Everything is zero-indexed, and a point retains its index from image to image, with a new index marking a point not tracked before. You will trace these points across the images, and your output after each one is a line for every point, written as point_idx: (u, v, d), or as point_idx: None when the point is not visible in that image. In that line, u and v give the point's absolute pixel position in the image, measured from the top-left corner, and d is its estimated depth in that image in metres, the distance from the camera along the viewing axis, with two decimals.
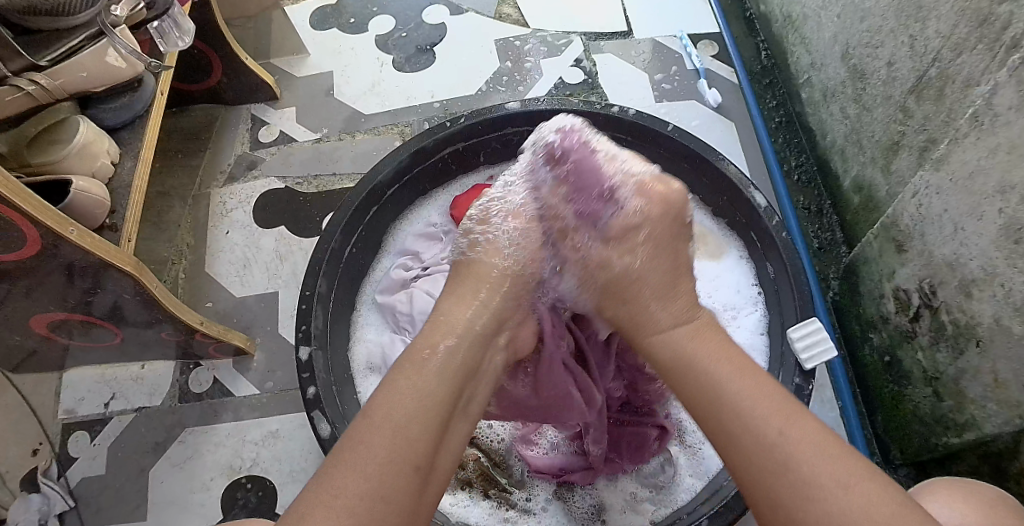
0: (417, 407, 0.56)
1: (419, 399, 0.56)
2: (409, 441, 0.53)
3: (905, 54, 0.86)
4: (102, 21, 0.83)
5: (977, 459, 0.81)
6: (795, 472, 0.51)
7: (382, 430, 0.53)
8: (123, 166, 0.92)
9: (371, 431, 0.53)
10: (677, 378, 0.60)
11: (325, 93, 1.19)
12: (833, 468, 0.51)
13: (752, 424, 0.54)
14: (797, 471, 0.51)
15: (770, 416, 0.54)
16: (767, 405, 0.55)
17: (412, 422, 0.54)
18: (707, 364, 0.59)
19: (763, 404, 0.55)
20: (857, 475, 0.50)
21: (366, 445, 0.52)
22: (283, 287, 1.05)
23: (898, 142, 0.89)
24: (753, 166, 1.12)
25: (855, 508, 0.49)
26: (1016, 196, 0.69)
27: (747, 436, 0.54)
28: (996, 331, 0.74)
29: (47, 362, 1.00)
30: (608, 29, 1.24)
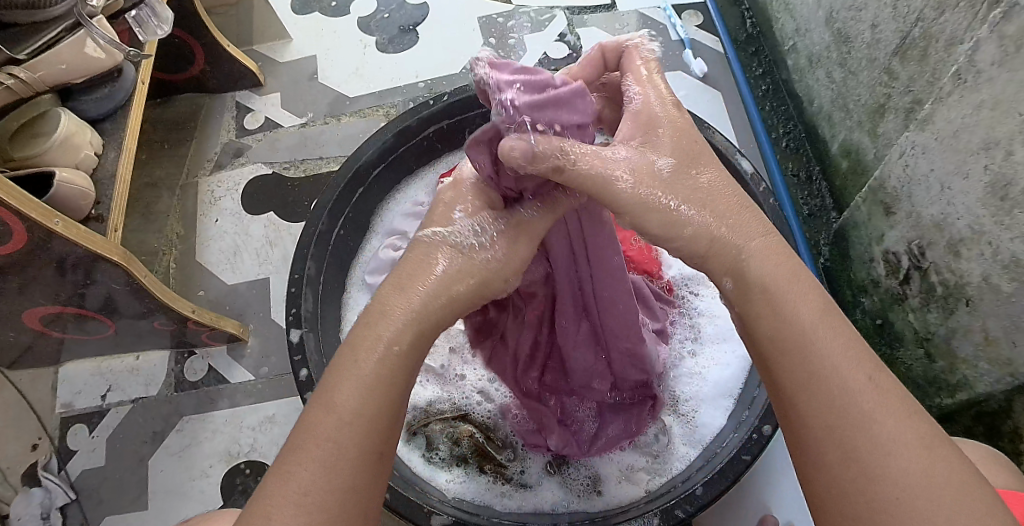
0: (364, 399, 0.48)
1: (368, 389, 0.48)
2: (367, 432, 0.48)
3: (888, 15, 0.86)
4: (78, 12, 0.83)
5: (971, 419, 0.81)
6: (857, 460, 0.45)
7: (349, 427, 0.47)
8: (107, 157, 0.91)
9: (333, 426, 0.47)
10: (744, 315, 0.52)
11: (308, 77, 1.18)
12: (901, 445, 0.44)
13: (822, 380, 0.47)
14: (865, 444, 0.45)
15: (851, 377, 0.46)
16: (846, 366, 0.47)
17: (361, 415, 0.48)
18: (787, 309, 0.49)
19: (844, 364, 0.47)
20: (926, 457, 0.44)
21: (328, 439, 0.47)
22: (274, 273, 1.05)
23: (884, 104, 0.89)
24: (740, 134, 1.12)
25: (918, 493, 0.43)
26: (1001, 152, 0.69)
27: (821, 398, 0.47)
28: (984, 289, 0.74)
29: (42, 357, 1.00)
30: (592, 2, 1.23)
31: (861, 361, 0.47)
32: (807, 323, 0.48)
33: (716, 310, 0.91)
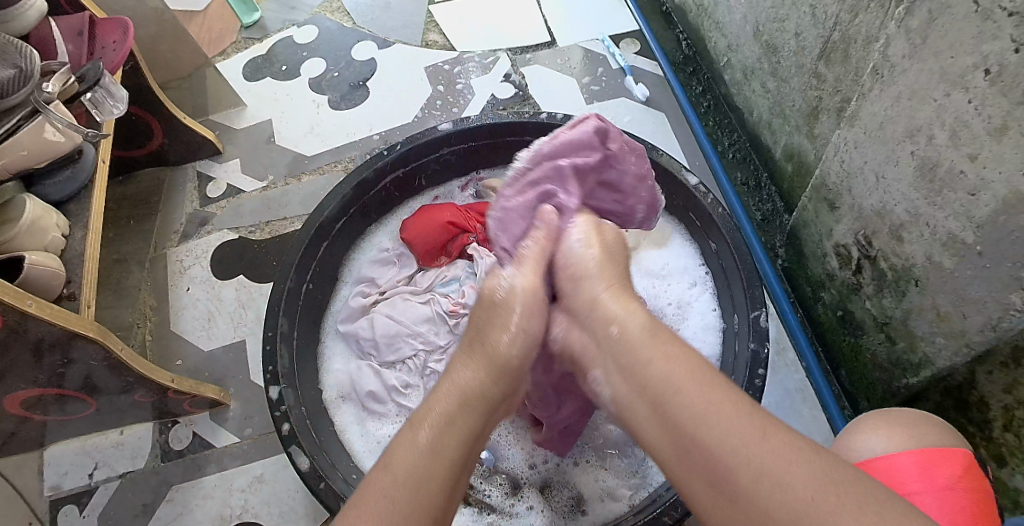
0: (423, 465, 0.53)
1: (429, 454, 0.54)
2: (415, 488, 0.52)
3: (808, 22, 0.90)
4: (35, 98, 0.86)
5: (940, 395, 0.83)
6: (730, 460, 0.48)
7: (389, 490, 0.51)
8: (74, 236, 0.93)
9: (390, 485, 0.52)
10: (656, 401, 0.54)
11: (266, 141, 1.22)
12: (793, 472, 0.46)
13: (712, 435, 0.49)
14: (771, 472, 0.46)
15: (740, 430, 0.49)
16: (723, 408, 0.50)
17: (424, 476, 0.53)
18: (666, 380, 0.54)
19: (721, 411, 0.50)
20: (813, 476, 0.46)
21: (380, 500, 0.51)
22: (250, 335, 1.06)
23: (817, 106, 0.92)
24: (688, 152, 1.16)
25: (795, 477, 0.46)
26: (923, 137, 0.73)
27: (735, 439, 0.48)
28: (930, 268, 0.77)
29: (26, 442, 0.99)
30: (532, 41, 1.28)
31: (744, 412, 0.50)
32: (639, 344, 0.57)
33: (684, 328, 0.93)
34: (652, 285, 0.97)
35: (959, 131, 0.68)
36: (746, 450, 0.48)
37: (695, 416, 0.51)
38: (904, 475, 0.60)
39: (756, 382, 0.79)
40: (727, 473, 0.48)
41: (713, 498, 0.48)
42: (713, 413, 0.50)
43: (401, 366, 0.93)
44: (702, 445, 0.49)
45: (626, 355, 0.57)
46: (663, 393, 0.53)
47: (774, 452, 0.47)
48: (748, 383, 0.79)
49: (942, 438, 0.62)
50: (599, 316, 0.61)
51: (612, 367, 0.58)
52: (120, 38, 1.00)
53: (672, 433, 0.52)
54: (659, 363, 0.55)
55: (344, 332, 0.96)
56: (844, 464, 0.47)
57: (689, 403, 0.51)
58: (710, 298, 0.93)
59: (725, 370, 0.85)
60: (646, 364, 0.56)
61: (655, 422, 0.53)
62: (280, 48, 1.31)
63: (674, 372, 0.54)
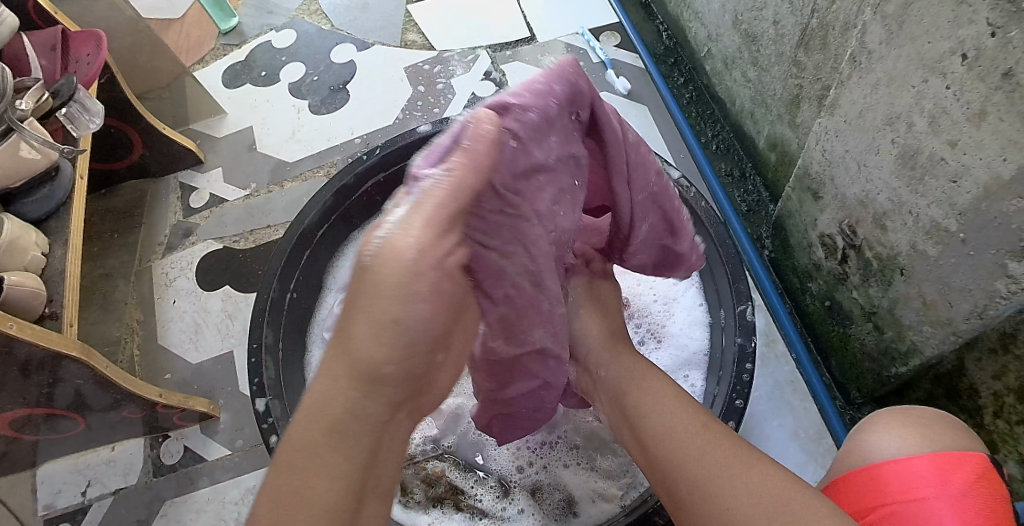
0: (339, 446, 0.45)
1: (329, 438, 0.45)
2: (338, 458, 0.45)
3: (786, 10, 0.89)
4: (9, 116, 0.85)
5: (930, 383, 0.83)
6: (681, 472, 0.59)
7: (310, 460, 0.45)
8: (55, 254, 0.92)
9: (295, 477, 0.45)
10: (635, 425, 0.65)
11: (248, 148, 1.21)
12: (729, 481, 0.56)
13: (671, 452, 0.60)
14: (713, 481, 0.56)
15: (694, 446, 0.59)
16: (686, 430, 0.61)
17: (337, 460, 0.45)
18: (642, 406, 0.65)
19: (684, 432, 0.61)
20: (746, 486, 0.55)
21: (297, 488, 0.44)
22: (237, 345, 1.06)
23: (798, 95, 0.92)
24: (672, 145, 1.16)
25: (729, 483, 0.56)
26: (903, 125, 0.72)
27: (689, 456, 0.59)
28: (915, 257, 0.76)
29: (17, 462, 0.99)
30: (512, 37, 1.27)
31: (702, 434, 0.60)
32: (623, 374, 0.68)
33: (671, 323, 0.92)
34: (635, 280, 0.96)
35: (939, 118, 0.67)
36: (694, 463, 0.58)
37: (662, 437, 0.61)
38: (920, 481, 0.58)
39: (743, 377, 0.79)
40: (676, 482, 0.59)
41: (668, 495, 0.60)
42: (676, 434, 0.61)
43: None
44: (662, 459, 0.61)
45: (614, 389, 0.69)
46: (638, 416, 0.65)
47: (715, 464, 0.57)
48: (736, 379, 0.79)
49: (954, 438, 0.61)
50: (593, 359, 0.71)
51: (604, 399, 0.70)
52: (93, 52, 0.99)
53: (643, 448, 0.63)
54: (640, 394, 0.66)
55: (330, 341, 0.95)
56: (773, 470, 0.56)
57: (654, 425, 0.63)
58: (694, 291, 0.93)
59: (713, 366, 0.85)
60: (628, 393, 0.67)
61: (637, 446, 0.64)
62: (258, 53, 1.30)
63: (647, 399, 0.65)
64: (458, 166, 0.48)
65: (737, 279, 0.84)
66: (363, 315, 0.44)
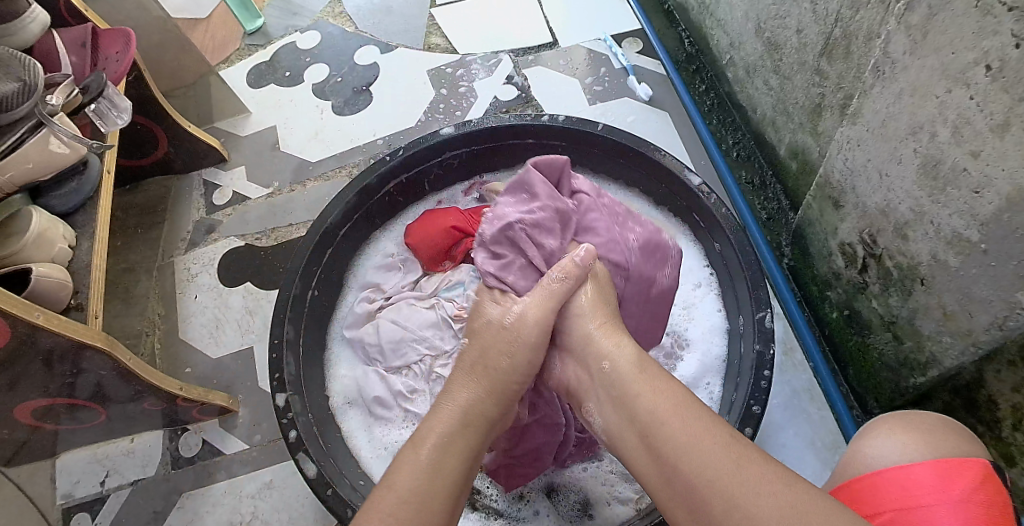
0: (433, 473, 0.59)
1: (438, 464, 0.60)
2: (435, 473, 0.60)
3: (809, 18, 0.90)
4: (39, 111, 0.86)
5: (949, 394, 0.83)
6: (709, 487, 0.54)
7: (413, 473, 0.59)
8: (81, 247, 0.94)
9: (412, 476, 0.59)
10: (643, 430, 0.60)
11: (271, 147, 1.22)
12: (763, 500, 0.52)
13: (694, 464, 0.55)
14: (741, 501, 0.53)
15: (720, 460, 0.55)
16: (707, 440, 0.56)
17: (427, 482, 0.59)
18: (653, 411, 0.60)
19: (704, 442, 0.56)
20: (782, 507, 0.52)
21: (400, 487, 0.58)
22: (257, 341, 1.07)
23: (820, 103, 0.92)
24: (692, 152, 1.16)
25: (763, 503, 0.52)
26: (926, 135, 0.73)
27: (713, 469, 0.55)
28: (935, 266, 0.76)
29: (38, 451, 1.00)
30: (534, 42, 1.28)
31: (727, 445, 0.56)
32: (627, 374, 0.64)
33: (690, 329, 0.92)
34: None
35: (962, 128, 0.68)
36: (721, 475, 0.54)
37: (678, 443, 0.57)
38: (918, 486, 0.57)
39: (761, 384, 0.79)
40: (703, 496, 0.54)
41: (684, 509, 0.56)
42: (698, 444, 0.56)
43: (408, 371, 0.93)
44: (683, 469, 0.56)
45: (617, 388, 0.64)
46: (647, 420, 0.60)
47: (748, 480, 0.54)
48: (754, 386, 0.79)
49: (957, 445, 0.60)
50: (593, 352, 0.67)
51: (604, 398, 0.65)
52: (123, 50, 1.01)
53: (654, 456, 0.59)
54: (649, 396, 0.61)
55: (350, 339, 0.96)
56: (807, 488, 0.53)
57: (672, 432, 0.58)
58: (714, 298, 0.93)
59: (731, 373, 0.85)
60: (634, 395, 0.62)
61: (649, 459, 0.59)
62: (282, 54, 1.31)
63: (658, 403, 0.60)
64: (571, 275, 0.72)
65: (757, 285, 0.84)
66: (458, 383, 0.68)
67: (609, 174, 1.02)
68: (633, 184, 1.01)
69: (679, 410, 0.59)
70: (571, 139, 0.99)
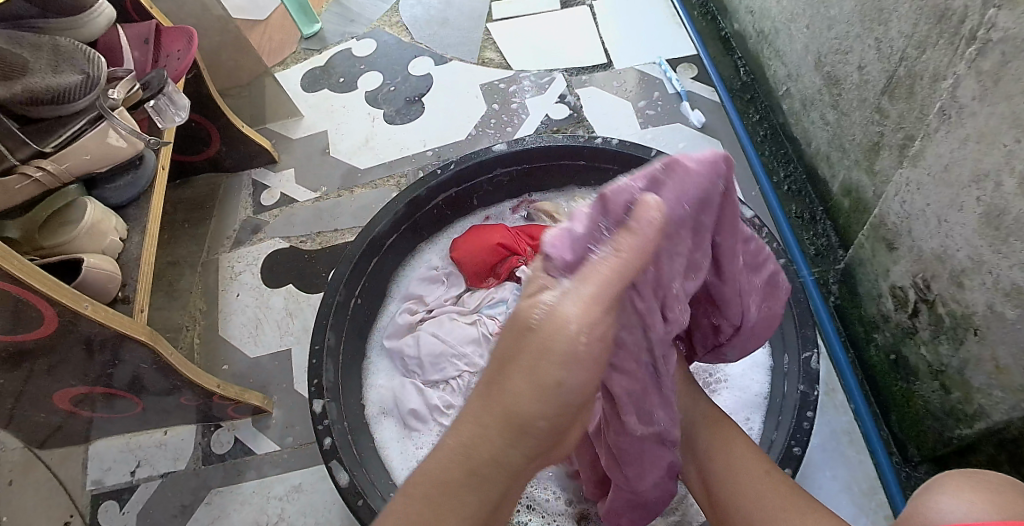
0: (451, 457, 0.48)
1: (452, 454, 0.48)
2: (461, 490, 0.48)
3: (873, 56, 0.89)
4: (100, 104, 0.88)
5: (993, 447, 0.79)
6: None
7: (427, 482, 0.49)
8: (131, 240, 0.95)
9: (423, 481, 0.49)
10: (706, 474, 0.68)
11: (321, 152, 1.24)
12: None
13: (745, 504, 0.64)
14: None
15: (765, 497, 0.63)
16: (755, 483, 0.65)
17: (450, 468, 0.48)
18: (708, 458, 0.68)
19: (752, 485, 0.65)
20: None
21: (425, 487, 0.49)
22: (295, 343, 1.07)
23: (878, 142, 0.90)
24: (742, 182, 1.15)
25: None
26: (990, 183, 0.71)
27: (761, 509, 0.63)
28: (991, 317, 0.75)
29: (73, 435, 1.02)
30: (589, 63, 1.28)
31: (771, 484, 0.64)
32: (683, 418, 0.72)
33: (734, 363, 0.91)
34: None
35: None
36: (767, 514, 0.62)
37: (730, 485, 0.66)
38: None
39: (804, 426, 0.78)
40: None
41: None
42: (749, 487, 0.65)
43: (445, 385, 0.93)
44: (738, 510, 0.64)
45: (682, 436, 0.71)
46: (710, 461, 0.68)
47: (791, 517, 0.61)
48: (796, 426, 0.78)
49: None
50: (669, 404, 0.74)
51: None
52: (184, 48, 1.02)
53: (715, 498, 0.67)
54: (707, 443, 0.69)
55: (389, 348, 0.97)
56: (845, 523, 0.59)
57: (727, 475, 0.66)
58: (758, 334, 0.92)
59: (771, 410, 0.84)
60: (694, 440, 0.70)
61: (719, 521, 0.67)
62: (338, 60, 1.33)
63: (711, 446, 0.69)
64: (627, 249, 0.48)
65: (804, 325, 0.83)
66: (522, 368, 0.46)
67: None
68: None
69: (733, 455, 0.68)
70: (622, 163, 0.99)
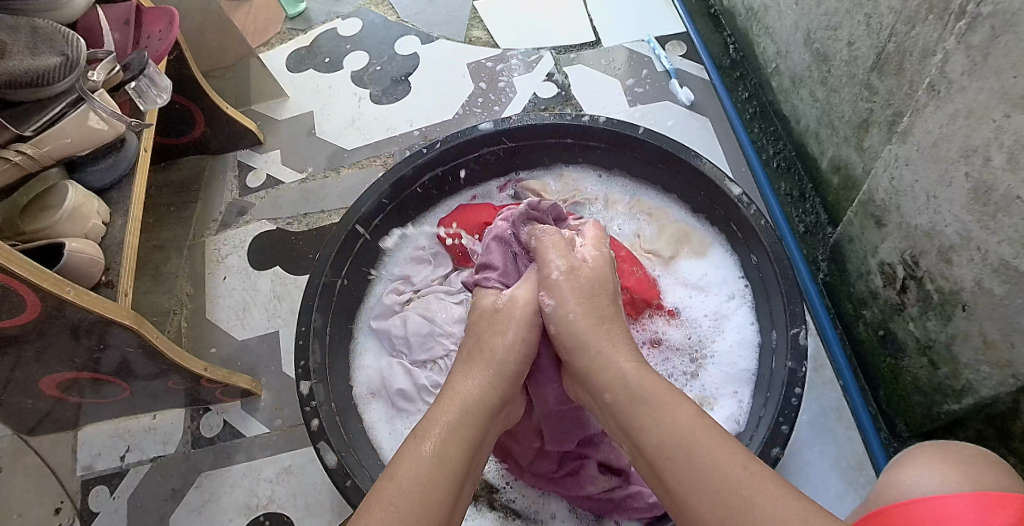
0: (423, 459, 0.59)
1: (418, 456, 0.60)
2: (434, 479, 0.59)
3: (862, 32, 0.88)
4: (81, 87, 0.87)
5: (981, 423, 0.80)
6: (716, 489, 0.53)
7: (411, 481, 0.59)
8: (115, 224, 0.94)
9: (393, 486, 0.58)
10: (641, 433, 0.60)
11: (307, 133, 1.22)
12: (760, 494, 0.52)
13: (693, 463, 0.55)
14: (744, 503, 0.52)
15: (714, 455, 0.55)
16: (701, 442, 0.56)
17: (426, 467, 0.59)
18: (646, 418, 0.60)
19: (698, 443, 0.56)
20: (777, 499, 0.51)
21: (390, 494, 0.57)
22: (283, 326, 1.07)
23: (867, 119, 0.90)
24: (731, 159, 1.14)
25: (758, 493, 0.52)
26: (979, 158, 0.71)
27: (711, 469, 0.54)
28: (979, 293, 0.74)
29: (61, 421, 1.01)
30: (577, 41, 1.27)
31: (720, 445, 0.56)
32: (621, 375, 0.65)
33: (722, 340, 0.91)
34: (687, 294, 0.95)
35: (1018, 154, 0.66)
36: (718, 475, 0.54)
37: (668, 441, 0.57)
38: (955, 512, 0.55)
39: (792, 402, 0.77)
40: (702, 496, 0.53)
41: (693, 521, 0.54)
42: (696, 444, 0.56)
43: (432, 365, 0.93)
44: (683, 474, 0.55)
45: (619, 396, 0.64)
46: (645, 418, 0.60)
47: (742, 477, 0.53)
48: (784, 403, 0.78)
49: (999, 483, 0.58)
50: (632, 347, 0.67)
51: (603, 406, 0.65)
52: (165, 28, 1.00)
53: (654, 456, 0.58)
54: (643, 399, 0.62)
55: (377, 329, 0.96)
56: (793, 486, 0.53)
57: (670, 434, 0.58)
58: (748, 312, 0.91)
59: (760, 387, 0.84)
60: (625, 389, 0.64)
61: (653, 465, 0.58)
62: (323, 39, 1.31)
63: (650, 400, 0.61)
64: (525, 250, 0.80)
65: (791, 301, 0.82)
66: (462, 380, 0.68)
67: (647, 179, 1.01)
68: (669, 189, 1.00)
69: (674, 414, 0.60)
70: (610, 141, 0.98)
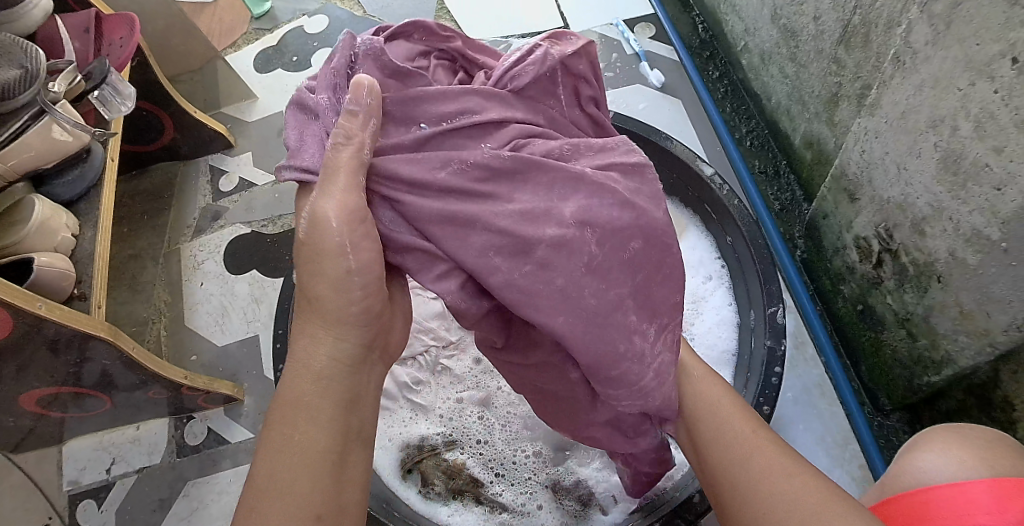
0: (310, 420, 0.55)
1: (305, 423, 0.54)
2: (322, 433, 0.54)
3: (827, 6, 0.87)
4: (42, 99, 0.85)
5: (963, 393, 0.81)
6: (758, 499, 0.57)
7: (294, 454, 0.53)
8: (85, 236, 0.93)
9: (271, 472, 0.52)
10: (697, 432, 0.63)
11: (278, 133, 1.21)
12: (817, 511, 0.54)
13: (744, 471, 0.59)
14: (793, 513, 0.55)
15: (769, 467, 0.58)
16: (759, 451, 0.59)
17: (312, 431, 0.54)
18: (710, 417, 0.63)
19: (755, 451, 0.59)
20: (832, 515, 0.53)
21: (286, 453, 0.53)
22: (263, 330, 1.06)
23: (836, 93, 0.89)
24: (704, 139, 1.14)
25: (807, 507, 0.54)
26: (947, 128, 0.70)
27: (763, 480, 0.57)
28: (953, 264, 0.74)
29: (44, 437, 1.00)
30: (545, 27, 1.26)
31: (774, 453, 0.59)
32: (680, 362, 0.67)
33: (701, 322, 0.91)
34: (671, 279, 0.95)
35: (984, 123, 0.65)
36: (769, 488, 0.57)
37: (727, 445, 0.61)
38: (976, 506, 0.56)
39: (772, 381, 0.77)
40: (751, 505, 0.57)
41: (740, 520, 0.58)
42: (751, 451, 0.59)
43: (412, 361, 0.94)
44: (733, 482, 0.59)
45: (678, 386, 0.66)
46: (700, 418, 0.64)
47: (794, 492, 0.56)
48: (764, 382, 0.77)
49: (1016, 468, 0.59)
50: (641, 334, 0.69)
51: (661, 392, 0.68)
52: (127, 35, 0.99)
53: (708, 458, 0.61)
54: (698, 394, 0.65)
55: None
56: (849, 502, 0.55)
57: (728, 438, 0.61)
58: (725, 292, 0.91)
59: (740, 368, 0.84)
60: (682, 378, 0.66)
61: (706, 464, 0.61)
62: (289, 38, 1.29)
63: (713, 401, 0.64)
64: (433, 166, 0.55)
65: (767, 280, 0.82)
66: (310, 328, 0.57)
67: None
68: None
69: (730, 416, 0.63)
70: None
